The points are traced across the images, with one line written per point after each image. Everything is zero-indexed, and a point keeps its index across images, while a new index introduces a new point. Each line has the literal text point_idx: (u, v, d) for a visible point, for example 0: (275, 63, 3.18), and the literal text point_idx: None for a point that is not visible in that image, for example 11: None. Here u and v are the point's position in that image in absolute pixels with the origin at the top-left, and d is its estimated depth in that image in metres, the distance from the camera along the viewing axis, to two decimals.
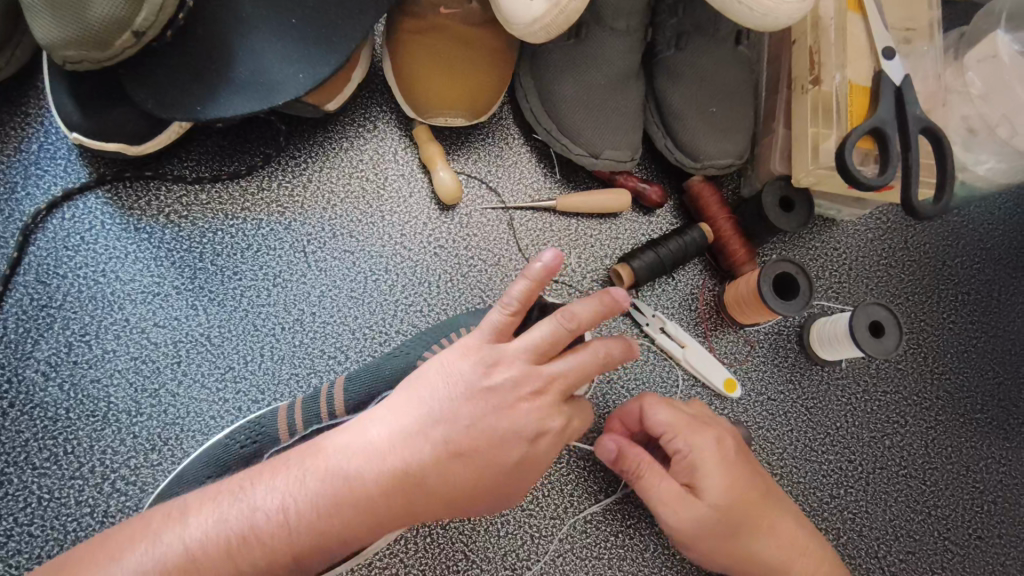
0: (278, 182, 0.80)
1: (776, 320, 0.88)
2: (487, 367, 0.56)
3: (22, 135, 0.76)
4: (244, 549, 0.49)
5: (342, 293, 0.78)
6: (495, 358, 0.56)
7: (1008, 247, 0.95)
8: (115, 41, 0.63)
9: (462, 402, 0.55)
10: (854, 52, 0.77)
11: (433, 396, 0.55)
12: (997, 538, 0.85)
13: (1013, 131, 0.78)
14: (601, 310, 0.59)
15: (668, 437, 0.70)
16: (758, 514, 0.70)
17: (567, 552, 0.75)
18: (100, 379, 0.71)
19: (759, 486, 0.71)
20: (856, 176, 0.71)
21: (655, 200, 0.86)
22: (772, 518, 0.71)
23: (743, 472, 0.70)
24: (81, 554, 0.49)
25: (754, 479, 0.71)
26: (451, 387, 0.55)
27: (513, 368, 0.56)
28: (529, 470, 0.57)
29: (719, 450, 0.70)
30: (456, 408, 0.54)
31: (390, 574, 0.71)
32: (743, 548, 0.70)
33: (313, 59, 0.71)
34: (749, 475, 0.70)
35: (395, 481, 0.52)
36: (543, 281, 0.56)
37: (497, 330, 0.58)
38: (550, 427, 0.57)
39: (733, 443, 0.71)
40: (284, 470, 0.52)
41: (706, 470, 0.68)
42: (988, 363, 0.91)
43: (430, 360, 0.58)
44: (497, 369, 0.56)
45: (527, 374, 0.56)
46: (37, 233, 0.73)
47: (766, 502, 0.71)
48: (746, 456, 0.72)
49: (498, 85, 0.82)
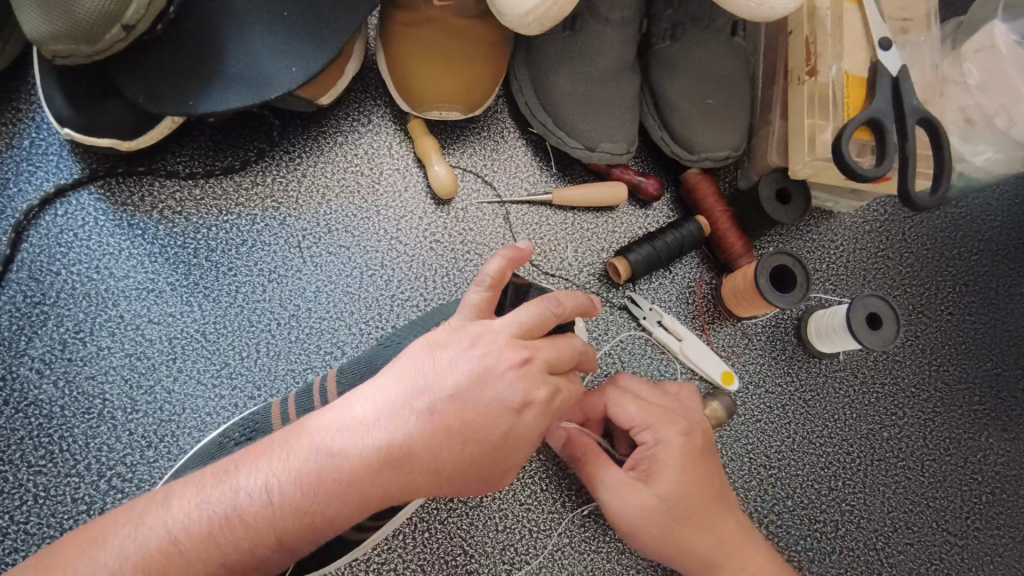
0: (272, 177, 0.79)
1: (773, 313, 0.88)
2: (470, 342, 0.56)
3: (14, 131, 0.75)
4: (225, 530, 0.48)
5: (338, 289, 0.78)
6: (477, 335, 0.56)
7: (1006, 238, 0.95)
8: (105, 34, 0.63)
9: (446, 375, 0.55)
10: (850, 42, 0.76)
11: (417, 372, 0.55)
12: (996, 528, 0.85)
13: (1010, 121, 0.78)
14: (581, 303, 0.63)
15: (634, 427, 0.68)
16: (710, 513, 0.67)
17: (565, 547, 0.75)
18: (95, 376, 0.71)
19: (715, 485, 0.68)
20: (852, 167, 0.70)
21: (651, 193, 0.86)
22: (723, 518, 0.68)
23: (702, 468, 0.67)
24: (67, 542, 0.48)
25: (712, 476, 0.68)
26: (433, 363, 0.55)
27: (497, 343, 0.56)
28: (518, 445, 0.56)
29: (683, 446, 0.67)
30: (441, 381, 0.54)
31: (389, 570, 0.71)
32: (688, 545, 0.67)
33: (305, 52, 0.71)
34: (707, 473, 0.68)
35: (382, 456, 0.51)
36: (515, 261, 0.59)
37: (477, 310, 0.59)
38: (536, 398, 0.56)
39: (701, 438, 0.69)
40: (267, 453, 0.52)
41: (665, 463, 0.65)
42: (987, 354, 0.91)
43: (408, 347, 0.59)
44: (480, 342, 0.56)
45: (511, 346, 0.56)
46: (30, 230, 0.73)
47: (719, 500, 0.68)
48: (710, 452, 0.69)
49: (491, 76, 0.81)
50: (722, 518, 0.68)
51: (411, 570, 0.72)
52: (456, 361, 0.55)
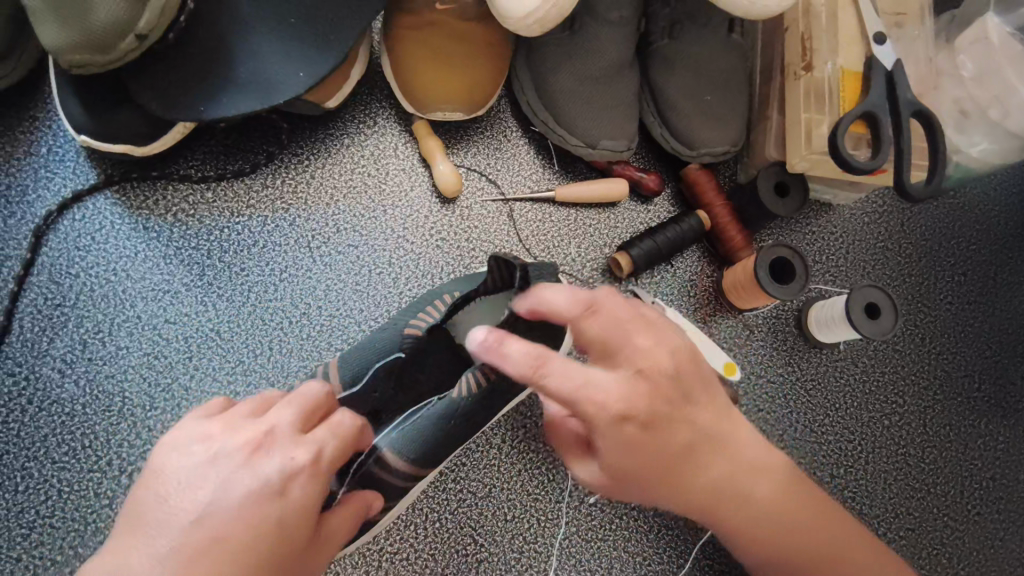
0: (282, 179, 0.81)
1: (773, 305, 0.90)
2: (257, 409, 0.52)
3: (31, 139, 0.77)
4: None
5: (347, 287, 0.80)
6: (224, 441, 0.48)
7: (1002, 229, 0.96)
8: (119, 44, 0.65)
9: (245, 503, 0.46)
10: (845, 38, 0.78)
11: (216, 489, 0.46)
12: (996, 513, 0.87)
13: (1005, 113, 0.80)
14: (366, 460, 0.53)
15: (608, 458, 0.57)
16: (679, 470, 0.58)
17: (573, 535, 0.77)
18: (115, 375, 0.73)
19: (665, 453, 0.56)
20: (849, 160, 0.72)
21: (652, 188, 0.87)
22: (840, 560, 0.64)
23: (632, 452, 0.54)
24: None
25: (807, 500, 0.64)
26: (235, 503, 0.46)
27: (277, 449, 0.48)
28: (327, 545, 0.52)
29: (615, 427, 0.53)
30: (210, 469, 0.47)
31: (403, 559, 0.73)
32: (688, 496, 0.60)
33: (312, 58, 0.73)
34: (667, 445, 0.56)
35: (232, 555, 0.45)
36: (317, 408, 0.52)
37: (247, 450, 0.48)
38: (298, 477, 0.48)
39: (637, 428, 0.53)
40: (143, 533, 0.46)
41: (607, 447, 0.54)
42: (985, 342, 0.92)
43: (177, 456, 0.48)
44: (260, 456, 0.48)
45: (249, 447, 0.48)
46: (49, 235, 0.75)
47: (720, 494, 0.61)
48: (684, 441, 0.57)
49: (493, 78, 0.83)
50: (706, 462, 0.59)
51: (422, 560, 0.74)
52: (228, 459, 0.48)
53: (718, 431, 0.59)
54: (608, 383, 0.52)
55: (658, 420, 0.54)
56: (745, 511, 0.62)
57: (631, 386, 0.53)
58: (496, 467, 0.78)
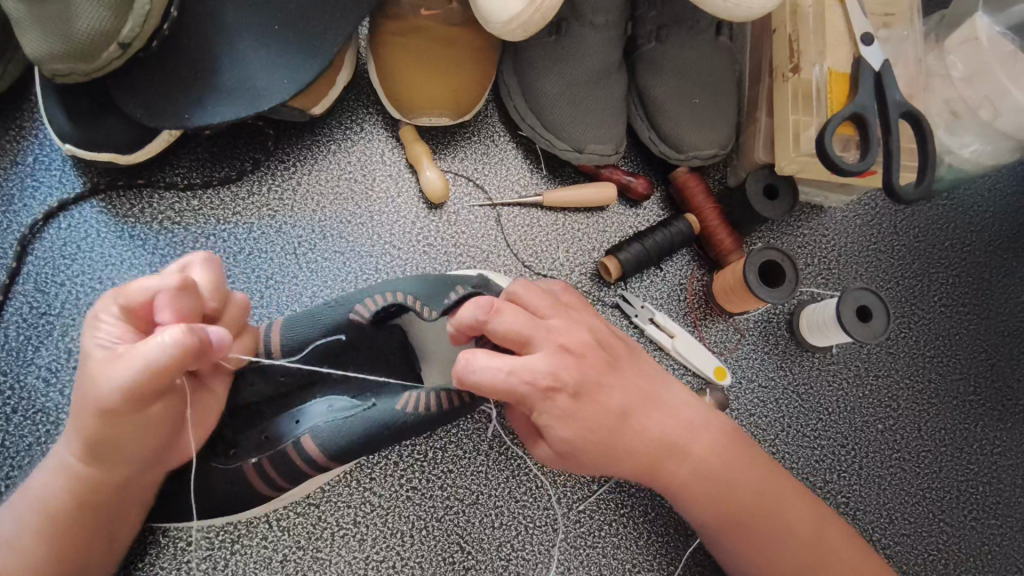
0: (268, 186, 0.81)
1: (765, 308, 0.89)
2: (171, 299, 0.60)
3: (17, 148, 0.77)
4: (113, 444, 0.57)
5: (333, 293, 0.79)
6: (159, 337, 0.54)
7: (999, 230, 0.95)
8: (103, 52, 0.65)
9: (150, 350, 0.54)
10: (833, 39, 0.77)
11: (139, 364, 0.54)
12: (993, 518, 0.85)
13: (995, 113, 0.79)
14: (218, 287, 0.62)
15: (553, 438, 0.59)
16: (621, 440, 0.61)
17: (562, 543, 0.77)
18: None
19: (603, 420, 0.60)
20: (835, 162, 0.71)
21: (640, 192, 0.87)
22: (781, 513, 0.66)
23: (575, 424, 0.58)
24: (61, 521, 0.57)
25: (747, 456, 0.67)
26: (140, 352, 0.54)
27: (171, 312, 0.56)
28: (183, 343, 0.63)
29: (555, 399, 0.57)
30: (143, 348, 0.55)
31: (389, 568, 0.73)
32: (636, 459, 0.63)
33: (297, 64, 0.73)
34: (606, 413, 0.60)
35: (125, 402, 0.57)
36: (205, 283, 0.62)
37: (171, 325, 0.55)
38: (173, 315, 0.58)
39: (567, 400, 0.58)
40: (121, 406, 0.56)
41: (552, 422, 0.58)
42: (981, 345, 0.91)
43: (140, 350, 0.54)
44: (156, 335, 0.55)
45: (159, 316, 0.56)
46: (34, 244, 0.75)
47: (659, 451, 0.63)
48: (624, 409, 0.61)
49: (481, 83, 0.83)
50: (641, 424, 0.63)
51: (409, 568, 0.73)
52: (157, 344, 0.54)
53: (651, 389, 0.65)
54: (531, 360, 0.57)
55: (587, 387, 0.59)
56: (692, 469, 0.65)
57: (555, 359, 0.58)
58: (483, 474, 0.77)
